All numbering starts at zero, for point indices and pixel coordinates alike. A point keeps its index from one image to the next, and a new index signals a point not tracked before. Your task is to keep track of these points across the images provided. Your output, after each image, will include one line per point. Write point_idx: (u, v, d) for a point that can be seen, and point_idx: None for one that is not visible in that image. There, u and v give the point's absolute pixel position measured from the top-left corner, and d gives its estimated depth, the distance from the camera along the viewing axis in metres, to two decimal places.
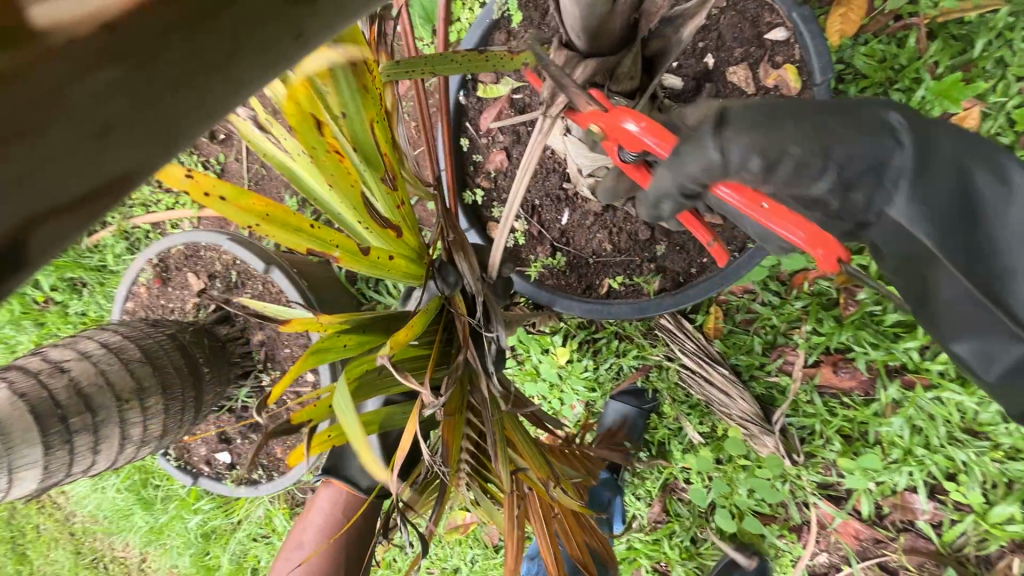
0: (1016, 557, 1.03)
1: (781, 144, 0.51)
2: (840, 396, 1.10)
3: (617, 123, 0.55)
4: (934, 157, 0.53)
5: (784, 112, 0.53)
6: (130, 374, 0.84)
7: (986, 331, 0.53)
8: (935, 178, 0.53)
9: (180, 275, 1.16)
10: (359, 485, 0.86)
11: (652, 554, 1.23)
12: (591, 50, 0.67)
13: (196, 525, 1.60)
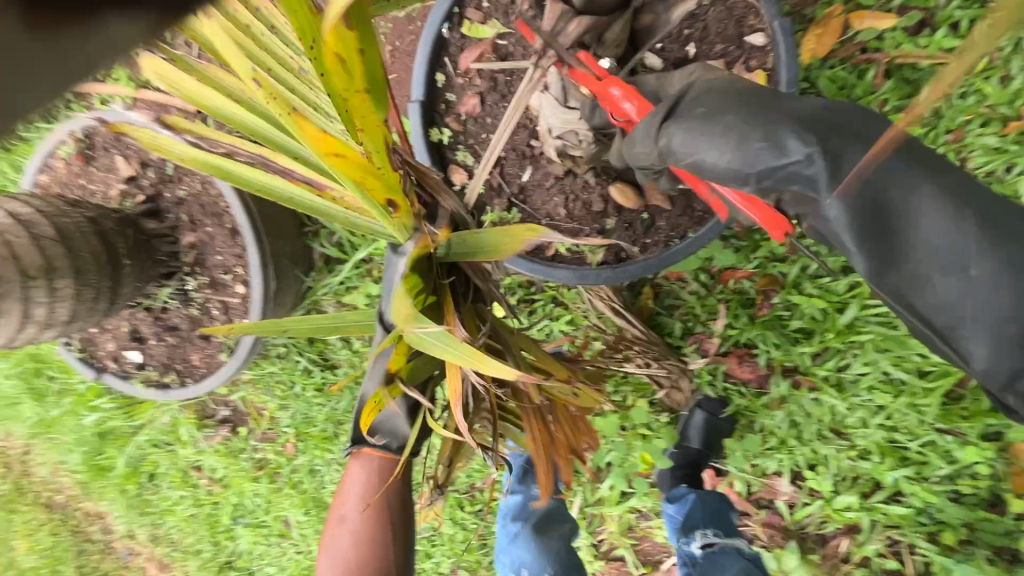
0: (845, 539, 1.20)
1: (737, 138, 0.63)
2: (738, 384, 1.22)
3: (608, 93, 0.70)
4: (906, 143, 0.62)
5: (747, 106, 0.65)
6: (39, 252, 0.78)
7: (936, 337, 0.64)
8: (905, 163, 0.61)
9: (109, 158, 1.08)
10: (391, 445, 0.82)
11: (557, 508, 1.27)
12: (587, 7, 0.69)
13: (93, 423, 1.53)
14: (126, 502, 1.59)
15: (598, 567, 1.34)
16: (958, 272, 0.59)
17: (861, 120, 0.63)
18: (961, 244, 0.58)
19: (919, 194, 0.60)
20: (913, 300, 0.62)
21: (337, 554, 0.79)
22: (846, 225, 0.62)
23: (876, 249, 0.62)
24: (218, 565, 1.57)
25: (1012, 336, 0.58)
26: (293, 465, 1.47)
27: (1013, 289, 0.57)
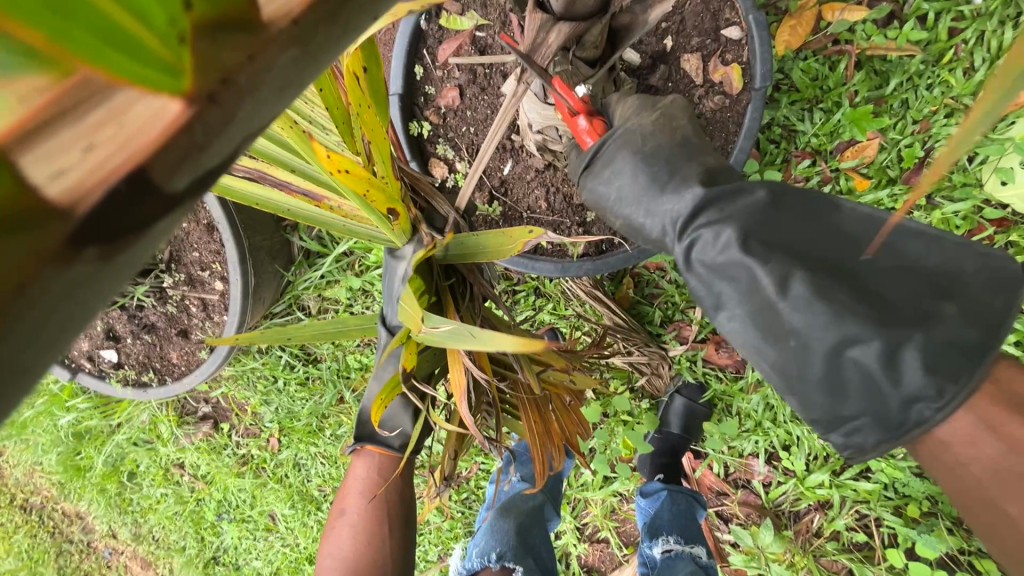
0: (818, 514, 1.25)
1: (640, 202, 0.77)
2: (716, 369, 1.26)
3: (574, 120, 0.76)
4: (768, 215, 0.69)
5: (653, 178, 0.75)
6: None
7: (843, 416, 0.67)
8: (768, 241, 0.67)
9: None
10: (393, 445, 0.89)
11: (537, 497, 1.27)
12: (567, 13, 0.68)
13: (69, 423, 1.50)
14: (106, 502, 1.56)
15: (582, 548, 1.37)
16: (780, 342, 0.67)
17: (727, 197, 0.71)
18: (748, 288, 0.68)
19: (748, 256, 0.67)
20: (737, 331, 0.70)
21: (339, 549, 0.89)
22: (703, 285, 0.72)
23: (743, 314, 0.69)
24: (203, 562, 1.56)
25: (836, 391, 0.66)
26: (277, 459, 1.46)
27: (830, 359, 0.65)
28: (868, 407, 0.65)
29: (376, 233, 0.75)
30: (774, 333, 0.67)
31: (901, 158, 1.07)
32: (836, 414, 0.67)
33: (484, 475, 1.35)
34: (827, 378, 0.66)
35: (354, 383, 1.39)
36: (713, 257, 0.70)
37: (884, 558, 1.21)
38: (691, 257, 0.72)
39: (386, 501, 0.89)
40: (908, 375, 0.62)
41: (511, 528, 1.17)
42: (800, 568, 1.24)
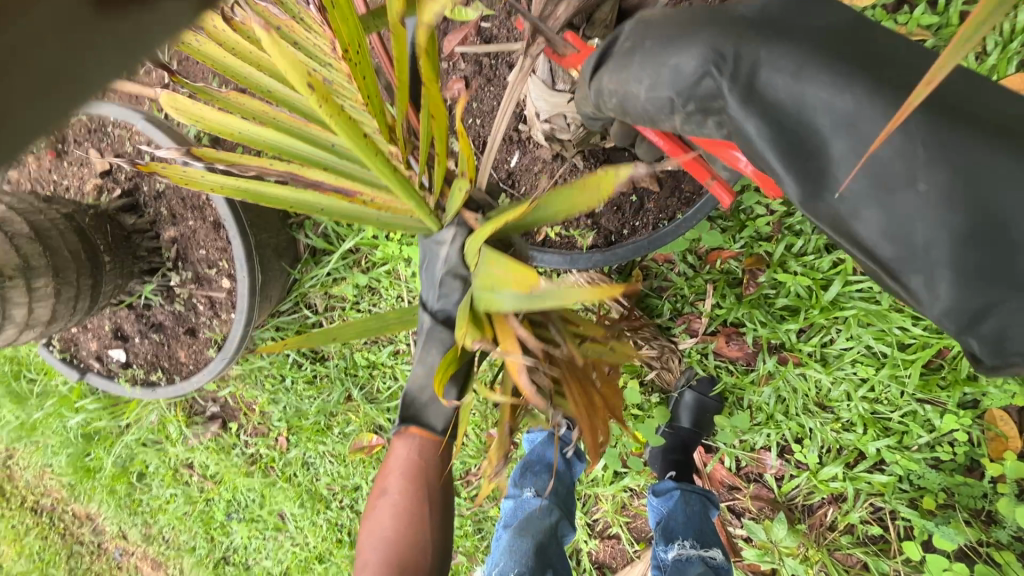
0: (831, 508, 1.24)
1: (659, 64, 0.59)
2: (726, 362, 1.25)
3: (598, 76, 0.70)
4: (860, 32, 0.50)
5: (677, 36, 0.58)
6: (15, 252, 0.76)
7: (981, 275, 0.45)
8: (858, 61, 0.48)
9: (82, 154, 1.05)
10: (434, 427, 0.84)
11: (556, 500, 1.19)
12: None
13: (78, 425, 1.50)
14: (115, 503, 1.57)
15: (593, 545, 1.36)
16: (895, 188, 0.46)
17: (797, 10, 0.53)
18: (803, 127, 0.51)
19: (841, 80, 0.48)
20: (826, 188, 0.50)
21: (382, 531, 0.82)
22: (772, 139, 0.52)
23: (807, 171, 0.51)
24: (213, 562, 1.55)
25: (979, 262, 0.45)
26: (286, 458, 1.46)
27: (973, 191, 0.44)
28: (1009, 281, 0.44)
29: (408, 223, 0.75)
30: (881, 182, 0.47)
31: None
32: (991, 280, 0.45)
33: None
34: (966, 234, 0.45)
35: (361, 380, 1.39)
36: (786, 92, 0.51)
37: (900, 551, 1.19)
38: (751, 104, 0.54)
39: (428, 486, 0.83)
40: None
41: (528, 545, 1.08)
42: (814, 562, 1.22)
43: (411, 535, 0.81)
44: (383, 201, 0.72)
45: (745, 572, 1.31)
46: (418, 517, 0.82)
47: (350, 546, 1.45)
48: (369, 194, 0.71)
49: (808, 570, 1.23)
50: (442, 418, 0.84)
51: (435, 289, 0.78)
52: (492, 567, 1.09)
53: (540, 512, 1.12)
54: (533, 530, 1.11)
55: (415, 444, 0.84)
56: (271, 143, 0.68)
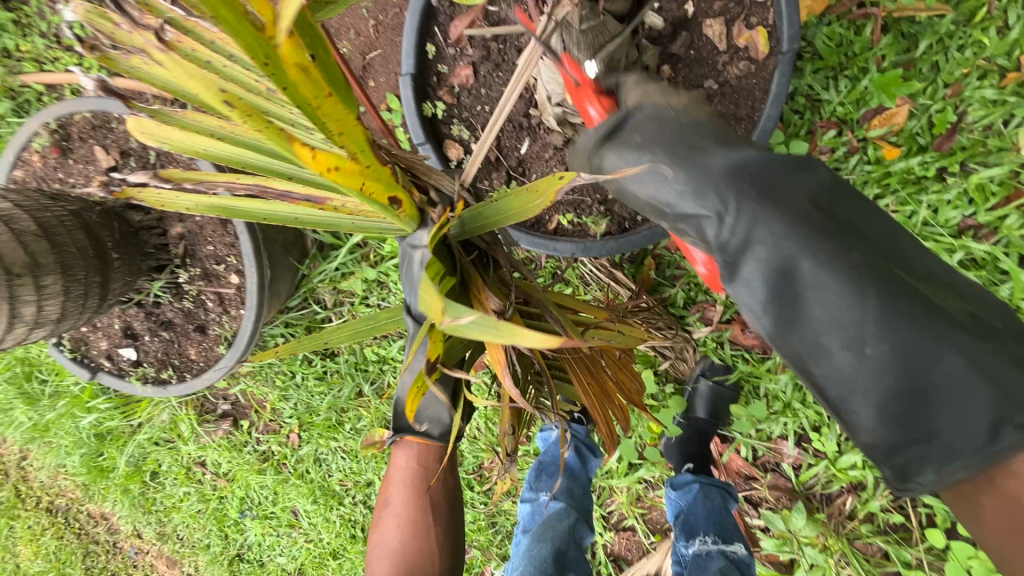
0: (850, 497, 1.22)
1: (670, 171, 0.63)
2: (742, 350, 1.23)
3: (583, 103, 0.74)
4: (839, 195, 0.60)
5: (684, 154, 0.63)
6: (23, 249, 0.76)
7: (908, 427, 0.58)
8: (833, 239, 0.57)
9: (88, 150, 1.04)
10: (432, 435, 0.84)
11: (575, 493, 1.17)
12: None
13: (90, 424, 1.50)
14: (129, 502, 1.57)
15: (609, 537, 1.35)
16: (857, 350, 0.56)
17: (787, 172, 0.60)
18: (815, 289, 0.56)
19: (822, 248, 0.56)
20: (797, 330, 0.58)
21: (388, 543, 0.84)
22: (756, 279, 0.58)
23: (802, 322, 0.58)
24: (228, 559, 1.55)
25: (898, 412, 0.58)
26: (298, 455, 1.45)
27: (912, 365, 0.56)
28: (943, 425, 0.58)
29: (384, 225, 0.71)
30: (848, 339, 0.56)
31: (933, 122, 1.02)
32: (912, 432, 0.59)
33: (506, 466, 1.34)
34: (898, 394, 0.57)
35: (372, 375, 1.38)
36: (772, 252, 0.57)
37: (922, 539, 1.17)
38: (730, 246, 0.60)
39: (429, 491, 0.85)
40: (961, 423, 0.57)
41: (549, 548, 1.07)
42: (834, 552, 1.20)
43: (414, 544, 0.83)
44: (356, 207, 0.67)
45: (763, 563, 1.30)
46: (419, 525, 0.84)
47: (364, 542, 1.44)
48: (340, 201, 0.66)
49: (828, 560, 1.21)
50: (440, 425, 0.83)
51: (416, 291, 0.76)
52: (513, 570, 1.08)
53: (556, 516, 1.11)
54: (551, 530, 1.09)
55: (413, 452, 0.84)
56: (234, 161, 0.63)
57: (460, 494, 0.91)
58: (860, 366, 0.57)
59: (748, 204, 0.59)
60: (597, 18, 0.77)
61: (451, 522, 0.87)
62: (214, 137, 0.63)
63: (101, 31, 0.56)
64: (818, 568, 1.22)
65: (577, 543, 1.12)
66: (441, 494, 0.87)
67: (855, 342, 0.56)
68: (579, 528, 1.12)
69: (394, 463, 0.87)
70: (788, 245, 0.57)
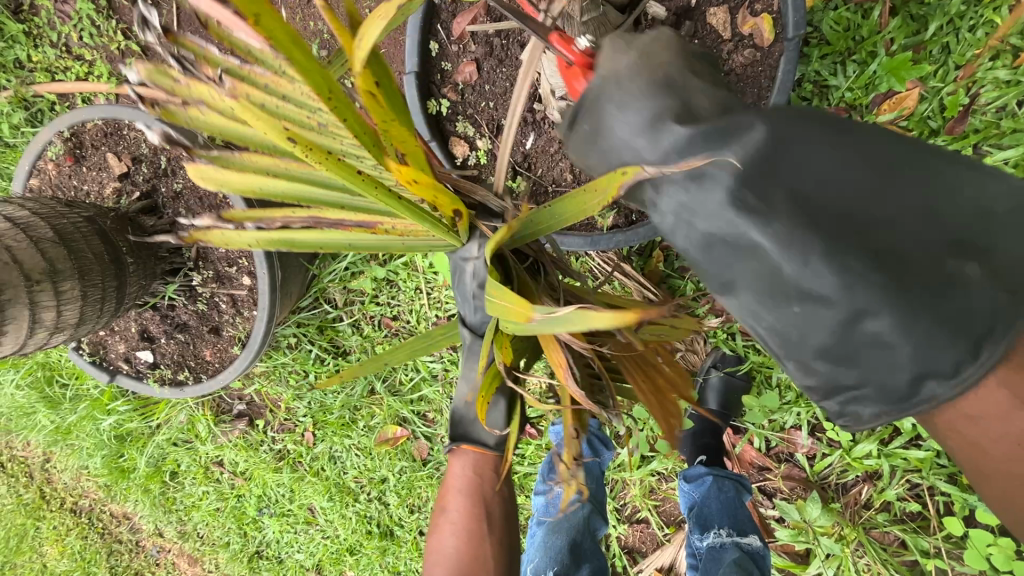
0: (866, 486, 1.21)
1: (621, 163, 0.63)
2: (753, 341, 1.23)
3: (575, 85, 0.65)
4: (786, 149, 0.56)
5: (650, 121, 0.59)
6: (41, 255, 0.77)
7: (843, 380, 0.60)
8: (771, 196, 0.56)
9: (100, 157, 1.06)
10: (488, 443, 0.85)
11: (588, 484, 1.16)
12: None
13: (110, 426, 1.53)
14: (150, 502, 1.60)
15: (623, 530, 1.36)
16: (782, 310, 0.58)
17: (717, 137, 0.57)
18: (749, 254, 0.57)
19: (749, 215, 0.56)
20: (734, 292, 0.61)
21: (446, 548, 0.85)
22: (694, 249, 0.61)
23: (741, 281, 0.59)
24: (247, 556, 1.58)
25: (827, 367, 0.60)
26: (314, 453, 1.47)
27: (841, 326, 0.57)
28: (872, 379, 0.59)
29: (434, 242, 0.72)
30: (773, 295, 0.58)
31: (945, 105, 1.01)
32: (846, 380, 0.60)
33: (518, 461, 1.34)
34: (835, 348, 0.58)
35: (383, 373, 1.40)
36: (704, 225, 0.59)
37: (940, 528, 1.16)
38: (675, 218, 0.61)
39: (486, 502, 0.85)
40: (899, 372, 0.58)
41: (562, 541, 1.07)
42: (850, 541, 1.19)
43: (474, 551, 0.84)
44: (406, 227, 0.68)
45: (778, 553, 1.29)
46: (479, 531, 0.84)
47: (379, 538, 1.46)
48: (391, 222, 0.67)
49: (844, 549, 1.20)
50: (495, 434, 0.85)
51: (469, 303, 0.81)
52: (527, 563, 1.10)
53: (571, 507, 1.12)
54: (565, 521, 1.09)
55: (469, 460, 0.86)
56: (294, 197, 0.65)
57: (514, 508, 0.91)
58: (787, 320, 0.59)
59: (674, 185, 0.59)
60: (600, 9, 0.76)
61: (508, 528, 0.87)
62: (269, 174, 0.64)
63: (159, 88, 0.62)
64: (835, 558, 1.21)
65: (591, 534, 1.12)
66: (498, 501, 0.87)
67: (778, 303, 0.58)
68: (592, 521, 1.12)
69: (450, 471, 0.87)
70: (714, 210, 0.57)
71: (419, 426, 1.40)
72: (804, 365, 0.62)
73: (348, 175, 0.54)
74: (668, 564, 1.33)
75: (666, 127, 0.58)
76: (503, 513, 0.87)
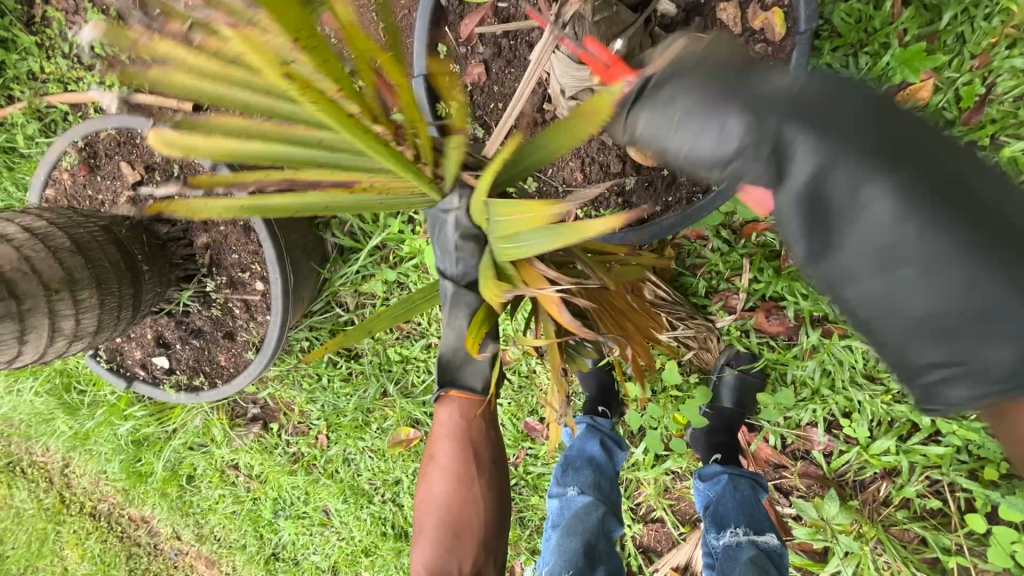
0: (885, 482, 1.19)
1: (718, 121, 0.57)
2: (767, 338, 1.22)
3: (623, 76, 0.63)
4: (884, 114, 0.55)
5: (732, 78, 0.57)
6: (59, 265, 0.78)
7: (944, 350, 0.57)
8: (878, 150, 0.54)
9: (113, 167, 1.07)
10: (475, 388, 0.85)
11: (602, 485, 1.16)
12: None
13: (127, 432, 1.55)
14: (168, 506, 1.61)
15: (638, 529, 1.35)
16: (888, 270, 0.55)
17: (827, 96, 0.56)
18: (856, 209, 0.55)
19: (868, 171, 0.54)
20: (836, 256, 0.57)
21: (436, 493, 0.85)
22: (795, 212, 0.57)
23: (848, 241, 0.57)
24: (264, 559, 1.59)
25: (933, 335, 0.56)
26: (328, 456, 1.48)
27: (953, 285, 0.54)
28: (976, 347, 0.56)
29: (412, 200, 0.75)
30: (884, 259, 0.55)
31: (961, 95, 0.99)
32: (947, 353, 0.57)
33: (532, 461, 1.35)
34: (940, 314, 0.55)
35: (396, 375, 1.40)
36: (816, 179, 0.55)
37: (962, 525, 1.14)
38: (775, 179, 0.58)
39: (474, 444, 0.85)
40: (1003, 340, 0.55)
41: (578, 545, 1.08)
42: (869, 539, 1.18)
43: (464, 494, 0.83)
44: (385, 184, 0.71)
45: (796, 552, 1.27)
46: (467, 474, 0.84)
47: (394, 539, 1.47)
48: (370, 179, 0.69)
49: (863, 547, 1.19)
50: (481, 377, 0.85)
51: (452, 255, 0.81)
52: (543, 566, 1.09)
53: (584, 508, 1.11)
54: (580, 523, 1.10)
55: (456, 406, 0.86)
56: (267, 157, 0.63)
57: (504, 453, 0.91)
58: (892, 282, 0.56)
59: (783, 138, 0.55)
60: (611, 9, 0.76)
61: (499, 471, 0.87)
62: (243, 137, 0.61)
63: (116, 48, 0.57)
64: (854, 556, 1.20)
65: (607, 536, 1.11)
66: (488, 445, 0.87)
67: (887, 261, 0.55)
68: (607, 522, 1.11)
69: (439, 418, 0.88)
70: (826, 163, 0.55)
71: (432, 427, 1.40)
72: (910, 335, 0.57)
73: (348, 126, 0.54)
74: (684, 563, 1.32)
75: (776, 85, 0.56)
76: (493, 456, 0.87)
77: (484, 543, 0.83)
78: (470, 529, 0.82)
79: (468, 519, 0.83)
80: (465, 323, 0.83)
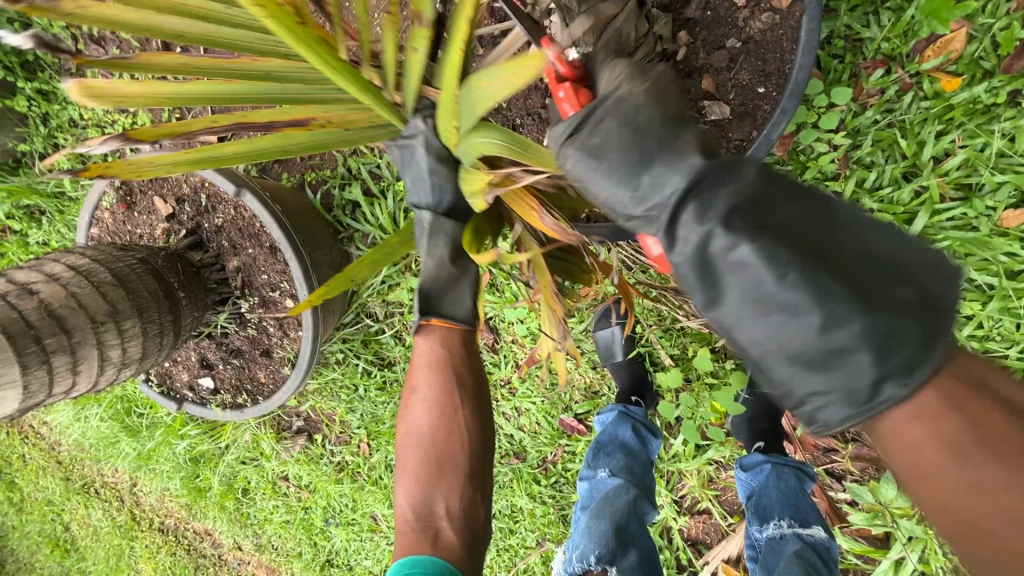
0: None
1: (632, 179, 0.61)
2: None
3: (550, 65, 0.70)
4: (761, 193, 0.57)
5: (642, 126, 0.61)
6: (102, 298, 0.83)
7: (821, 387, 0.56)
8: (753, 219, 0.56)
9: (149, 201, 1.14)
10: (457, 316, 0.86)
11: (639, 477, 1.13)
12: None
13: (184, 450, 1.64)
14: (227, 518, 1.69)
15: (684, 522, 1.32)
16: (762, 318, 0.56)
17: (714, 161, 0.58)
18: (738, 268, 0.56)
19: (740, 233, 0.56)
20: (724, 303, 0.59)
21: (415, 423, 0.85)
22: (684, 265, 0.59)
23: (735, 294, 0.57)
24: (320, 565, 1.64)
25: (809, 364, 0.56)
26: (371, 462, 1.52)
27: (822, 330, 0.54)
28: (839, 381, 0.55)
29: (366, 132, 0.78)
30: (759, 307, 0.56)
31: (996, 43, 0.93)
32: (824, 385, 0.56)
33: (570, 458, 1.34)
34: (811, 355, 0.55)
35: None
36: (700, 243, 0.57)
37: None
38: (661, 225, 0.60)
39: (456, 371, 0.85)
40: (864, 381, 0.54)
41: (606, 528, 1.03)
42: None
43: (443, 427, 0.84)
44: (342, 118, 0.73)
45: (855, 538, 1.21)
46: (450, 409, 0.84)
47: None
48: (323, 114, 0.72)
49: (927, 531, 1.12)
50: (464, 306, 0.86)
51: (425, 182, 0.83)
52: (572, 551, 1.06)
53: (616, 491, 1.09)
54: (612, 508, 1.07)
55: (436, 335, 0.85)
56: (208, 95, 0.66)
57: (486, 384, 0.90)
58: (771, 326, 0.56)
59: (680, 204, 0.59)
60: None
61: (483, 412, 0.87)
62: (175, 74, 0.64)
63: None
64: (920, 541, 1.13)
65: (641, 520, 1.09)
66: (469, 377, 0.86)
67: (762, 309, 0.56)
68: (642, 507, 1.10)
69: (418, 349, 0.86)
70: (704, 227, 0.57)
71: None
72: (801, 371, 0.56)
73: (297, 37, 0.57)
74: (737, 555, 1.28)
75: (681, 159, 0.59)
76: (477, 389, 0.87)
77: (472, 476, 0.84)
78: (452, 471, 0.83)
79: (449, 459, 0.83)
80: (447, 251, 0.84)
